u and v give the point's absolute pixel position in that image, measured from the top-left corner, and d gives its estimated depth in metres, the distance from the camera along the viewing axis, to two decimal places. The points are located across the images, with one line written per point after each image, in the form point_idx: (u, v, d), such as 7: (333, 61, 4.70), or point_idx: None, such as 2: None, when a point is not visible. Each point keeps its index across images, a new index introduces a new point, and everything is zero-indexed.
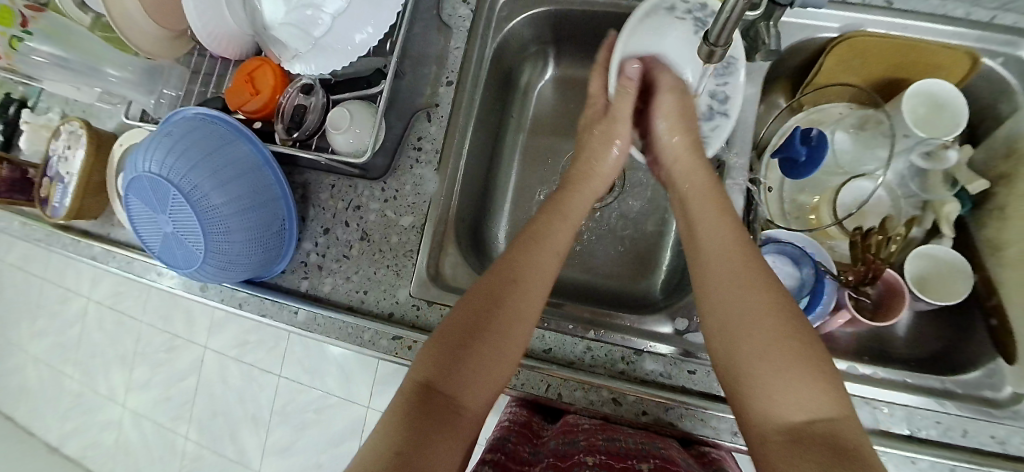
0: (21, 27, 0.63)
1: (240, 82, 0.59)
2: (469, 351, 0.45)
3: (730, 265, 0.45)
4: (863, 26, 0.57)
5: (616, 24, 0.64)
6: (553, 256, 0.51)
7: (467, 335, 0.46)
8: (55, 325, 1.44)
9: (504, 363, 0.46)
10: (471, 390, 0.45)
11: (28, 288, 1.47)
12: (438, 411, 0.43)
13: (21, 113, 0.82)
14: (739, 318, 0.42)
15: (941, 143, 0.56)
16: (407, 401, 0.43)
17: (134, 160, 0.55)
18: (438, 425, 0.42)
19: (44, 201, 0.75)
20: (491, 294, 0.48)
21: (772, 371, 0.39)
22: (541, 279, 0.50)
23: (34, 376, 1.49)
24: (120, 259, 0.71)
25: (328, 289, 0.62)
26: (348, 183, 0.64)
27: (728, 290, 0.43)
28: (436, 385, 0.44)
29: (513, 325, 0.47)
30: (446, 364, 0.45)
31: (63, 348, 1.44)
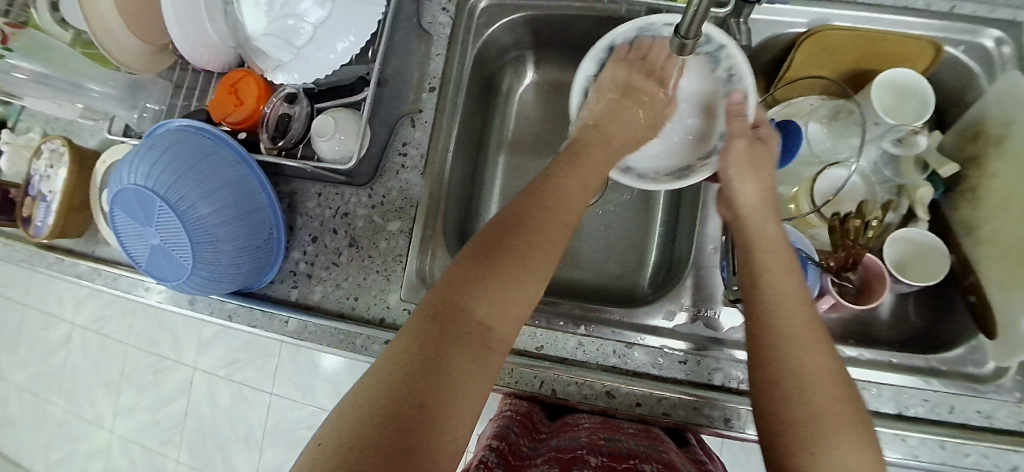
0: None
1: (223, 94, 0.59)
2: (500, 272, 0.43)
3: (789, 321, 0.42)
4: (831, 19, 0.59)
5: (594, 26, 0.65)
6: (582, 190, 0.50)
7: (497, 256, 0.43)
8: (38, 351, 1.41)
9: (533, 284, 0.44)
10: (500, 315, 0.42)
11: (10, 316, 1.44)
12: (465, 328, 0.40)
13: None
14: (800, 371, 0.39)
15: (910, 129, 0.58)
16: (428, 317, 0.40)
17: (120, 173, 0.55)
18: (463, 342, 0.39)
19: (26, 221, 0.74)
20: (522, 217, 0.46)
21: (824, 430, 0.37)
22: (575, 208, 0.49)
23: (17, 405, 1.45)
24: (106, 276, 0.70)
25: (318, 297, 0.62)
26: (334, 191, 0.65)
27: (784, 341, 0.41)
28: (460, 301, 0.41)
29: (545, 248, 0.45)
30: (475, 282, 0.42)
31: (47, 375, 1.41)
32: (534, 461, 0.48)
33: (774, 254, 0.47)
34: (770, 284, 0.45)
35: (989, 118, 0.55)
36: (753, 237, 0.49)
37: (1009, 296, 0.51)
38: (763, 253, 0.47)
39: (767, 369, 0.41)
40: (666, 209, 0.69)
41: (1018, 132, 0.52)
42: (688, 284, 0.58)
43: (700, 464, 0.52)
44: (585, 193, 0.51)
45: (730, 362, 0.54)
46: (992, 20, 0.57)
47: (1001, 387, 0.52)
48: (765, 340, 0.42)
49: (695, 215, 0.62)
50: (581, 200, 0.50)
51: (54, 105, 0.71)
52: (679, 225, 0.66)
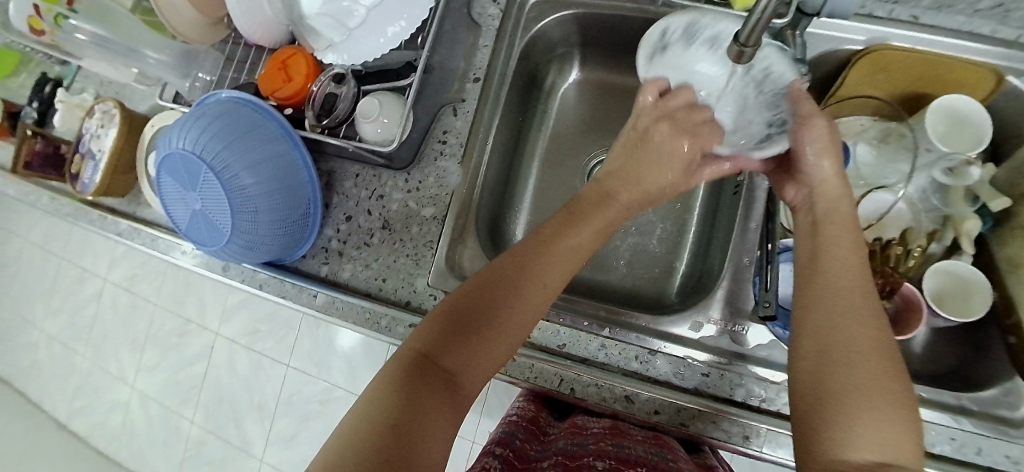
0: (65, 5, 0.64)
1: (274, 70, 0.60)
2: (476, 333, 0.44)
3: (845, 300, 0.42)
4: (890, 39, 0.57)
5: (642, 29, 0.65)
6: (578, 248, 0.49)
7: (476, 315, 0.45)
8: (70, 303, 1.47)
9: (503, 348, 0.45)
10: (471, 370, 0.44)
11: (47, 267, 1.50)
12: (436, 382, 0.42)
13: (56, 91, 0.84)
14: (849, 346, 0.39)
15: (964, 159, 0.56)
16: (404, 368, 0.42)
17: (169, 139, 0.57)
18: (432, 397, 0.41)
19: (75, 177, 0.77)
20: (506, 277, 0.46)
21: (865, 407, 0.37)
22: (564, 268, 0.48)
23: (47, 353, 1.51)
24: (145, 237, 0.73)
25: (347, 275, 0.63)
26: (372, 173, 0.65)
27: (839, 317, 0.41)
28: (435, 359, 0.43)
29: (525, 310, 0.46)
30: (451, 339, 0.44)
31: (77, 327, 1.46)
32: (541, 462, 0.49)
33: (840, 231, 0.46)
34: (832, 261, 0.44)
35: None
36: (822, 215, 0.47)
37: None
38: (826, 229, 0.46)
39: (817, 341, 0.41)
40: (700, 219, 0.68)
41: None
42: (716, 297, 0.58)
43: None
44: (577, 260, 0.49)
45: (754, 379, 0.53)
46: None
47: None
48: (816, 316, 0.42)
49: (730, 228, 0.61)
50: (574, 260, 0.49)
51: (111, 67, 0.73)
52: (712, 236, 0.65)
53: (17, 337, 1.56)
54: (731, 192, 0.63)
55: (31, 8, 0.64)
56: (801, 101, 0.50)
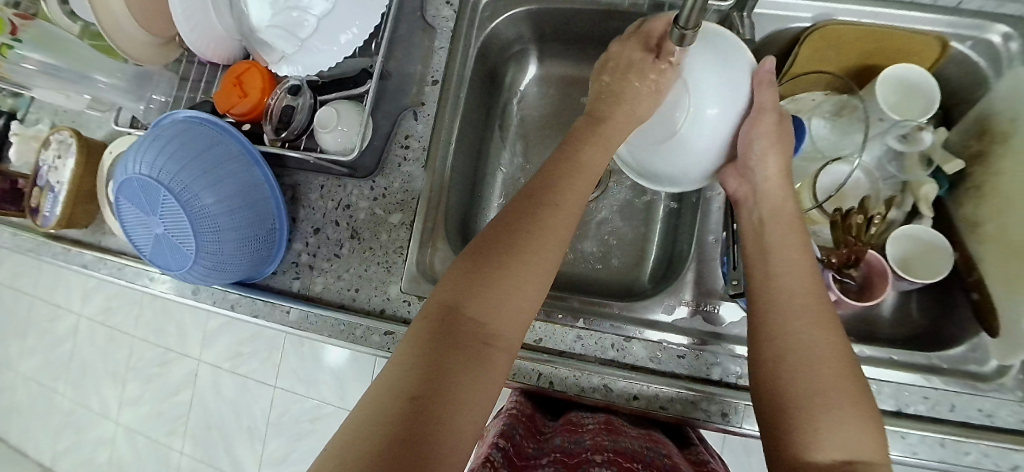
0: (10, 34, 0.63)
1: (228, 86, 0.60)
2: (501, 276, 0.42)
3: (794, 299, 0.43)
4: (837, 15, 0.59)
5: (596, 22, 0.65)
6: (585, 176, 0.48)
7: (495, 259, 0.43)
8: (46, 342, 1.43)
9: (532, 285, 0.43)
10: (501, 315, 0.41)
11: (18, 306, 1.46)
12: (466, 333, 0.40)
13: (10, 125, 0.82)
14: (804, 348, 0.40)
15: (916, 125, 0.57)
16: (432, 323, 0.41)
17: (125, 163, 0.56)
18: (465, 349, 0.39)
19: (34, 211, 0.75)
20: (519, 214, 0.45)
21: (824, 407, 0.38)
22: (578, 197, 0.47)
23: (25, 394, 1.47)
24: (112, 266, 0.71)
25: (320, 288, 0.63)
26: (337, 183, 0.65)
27: (792, 319, 0.42)
28: (461, 306, 0.41)
29: (546, 242, 0.44)
30: (475, 286, 0.42)
31: (55, 365, 1.43)
32: (539, 461, 0.49)
33: (784, 229, 0.48)
34: (778, 265, 0.45)
35: (996, 114, 0.55)
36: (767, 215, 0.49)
37: (1011, 293, 0.51)
38: (773, 230, 0.48)
39: (773, 344, 0.42)
40: (668, 204, 0.69)
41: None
42: (687, 278, 0.58)
43: (700, 463, 0.52)
44: (590, 184, 0.49)
45: (729, 357, 0.53)
46: (1001, 14, 0.56)
47: (1004, 385, 0.51)
48: (769, 320, 0.43)
49: (697, 210, 0.62)
50: (586, 183, 0.48)
51: (61, 95, 0.72)
52: (680, 219, 0.65)
53: None
54: None
55: None
56: (761, 88, 0.48)
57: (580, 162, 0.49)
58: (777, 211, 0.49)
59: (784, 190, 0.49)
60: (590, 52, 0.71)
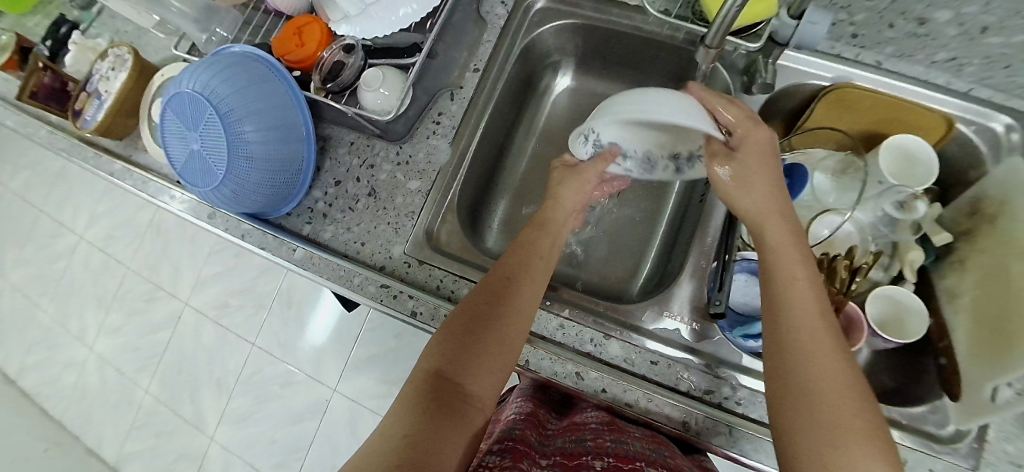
0: None
1: (289, 33, 0.65)
2: (477, 347, 0.49)
3: (798, 325, 0.43)
4: (855, 79, 0.64)
5: (633, 45, 0.70)
6: (543, 261, 0.55)
7: (468, 338, 0.49)
8: (42, 256, 1.46)
9: (506, 353, 0.49)
10: (479, 378, 0.48)
11: (25, 217, 1.49)
12: (446, 398, 0.46)
13: (71, 34, 0.85)
14: (801, 366, 0.42)
15: (911, 193, 0.61)
16: (419, 387, 0.47)
17: (179, 81, 0.60)
18: (447, 414, 0.45)
19: (77, 113, 0.78)
20: (492, 293, 0.52)
21: (826, 428, 0.39)
22: (541, 279, 0.54)
23: (7, 303, 1.49)
24: (137, 179, 0.75)
25: (328, 236, 0.65)
26: (366, 143, 0.68)
27: (794, 337, 0.43)
28: (446, 374, 0.47)
29: (516, 318, 0.51)
30: (456, 357, 0.48)
31: (44, 280, 1.45)
32: (540, 458, 0.51)
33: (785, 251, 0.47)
34: (785, 284, 0.46)
35: (987, 196, 0.59)
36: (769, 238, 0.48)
37: (978, 362, 0.53)
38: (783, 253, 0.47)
39: (775, 360, 0.43)
40: (670, 226, 0.72)
41: (1011, 210, 0.55)
42: (674, 293, 0.61)
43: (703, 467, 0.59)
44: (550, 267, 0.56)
45: (698, 371, 0.56)
46: (1007, 108, 0.60)
47: (958, 451, 0.52)
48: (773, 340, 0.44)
49: (694, 233, 0.65)
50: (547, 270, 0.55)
51: (134, 11, 0.73)
52: (678, 241, 0.68)
53: None
54: (699, 199, 0.67)
55: None
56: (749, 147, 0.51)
57: (540, 247, 0.56)
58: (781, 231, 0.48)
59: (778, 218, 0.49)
60: (624, 75, 0.76)
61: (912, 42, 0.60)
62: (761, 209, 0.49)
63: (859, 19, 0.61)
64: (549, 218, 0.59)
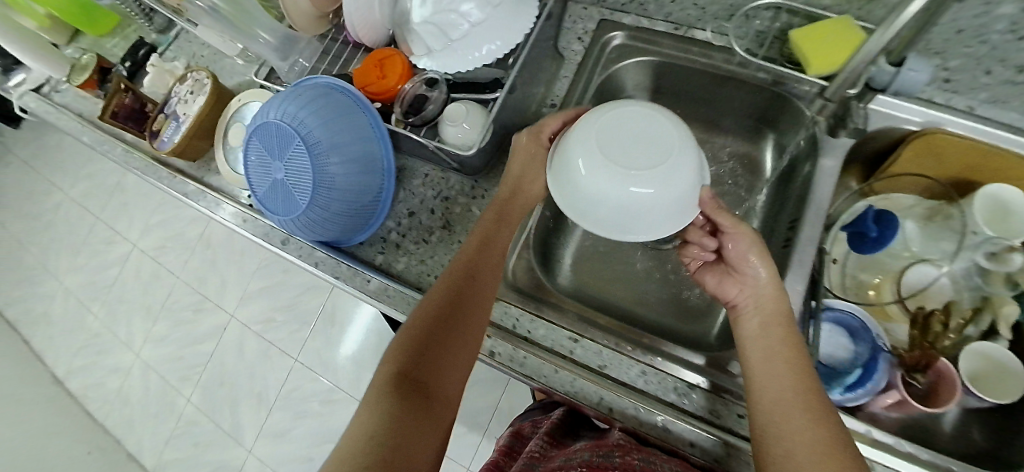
0: None
1: (369, 66, 0.65)
2: (438, 342, 0.48)
3: (777, 390, 0.46)
4: (944, 124, 0.61)
5: (707, 84, 0.69)
6: (500, 252, 0.56)
7: (430, 334, 0.49)
8: (98, 263, 1.53)
9: (468, 345, 0.50)
10: (440, 377, 0.47)
11: (84, 225, 1.57)
12: (415, 393, 0.44)
13: (149, 56, 0.89)
14: (787, 425, 0.43)
15: (1006, 245, 0.59)
16: (384, 385, 0.45)
17: (265, 110, 0.61)
18: (417, 408, 0.43)
19: (153, 134, 0.80)
20: (453, 292, 0.51)
21: None
22: (495, 276, 0.55)
23: (60, 305, 1.55)
24: (209, 201, 0.77)
25: (401, 267, 0.65)
26: (441, 176, 0.68)
27: (771, 401, 0.45)
28: (411, 372, 0.46)
29: (473, 318, 0.51)
30: (419, 354, 0.47)
31: (98, 286, 1.51)
32: None
33: (762, 325, 0.50)
34: (768, 357, 0.48)
35: None
36: (756, 308, 0.51)
37: None
38: (771, 336, 0.49)
39: (763, 427, 0.45)
40: None
41: None
42: None
43: None
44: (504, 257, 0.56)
45: None
46: None
47: None
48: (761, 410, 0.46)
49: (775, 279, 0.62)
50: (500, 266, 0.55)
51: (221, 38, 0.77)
52: None
53: (36, 287, 1.61)
54: (781, 244, 0.63)
55: None
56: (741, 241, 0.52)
57: (499, 241, 0.56)
58: (761, 303, 0.51)
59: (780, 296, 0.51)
60: (696, 111, 0.75)
61: (1007, 90, 0.57)
62: (774, 295, 0.51)
63: (953, 65, 0.59)
64: (506, 208, 0.58)
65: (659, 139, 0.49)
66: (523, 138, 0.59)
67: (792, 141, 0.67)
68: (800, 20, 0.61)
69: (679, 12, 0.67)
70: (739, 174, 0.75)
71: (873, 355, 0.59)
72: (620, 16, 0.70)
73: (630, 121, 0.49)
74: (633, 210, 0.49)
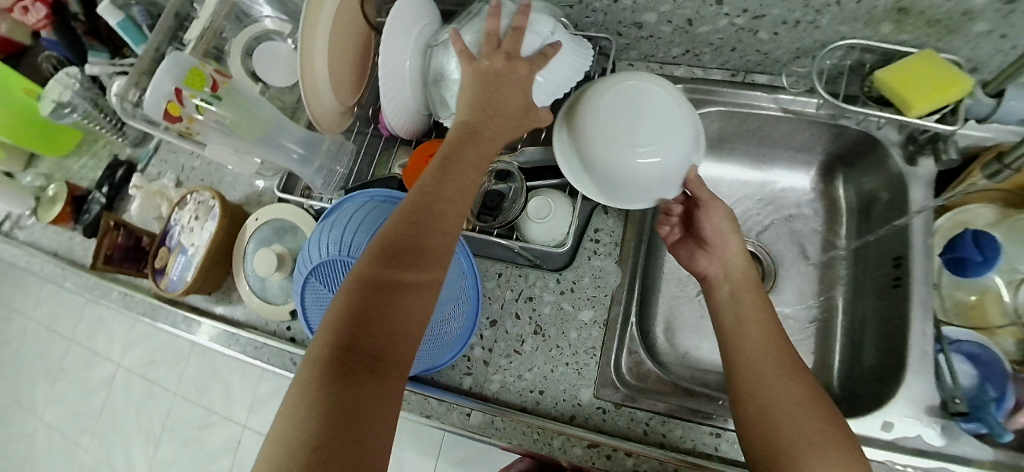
0: (211, 91, 0.58)
1: (421, 165, 0.57)
2: (384, 306, 0.41)
3: (757, 348, 0.47)
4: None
5: (772, 125, 0.67)
6: (456, 191, 0.46)
7: (373, 298, 0.41)
8: (76, 390, 1.36)
9: (420, 307, 0.43)
10: (394, 342, 0.41)
11: (54, 350, 1.41)
12: (361, 369, 0.38)
13: (130, 174, 0.87)
14: (763, 374, 0.45)
15: None
16: (323, 362, 0.38)
17: (320, 245, 0.53)
18: (362, 386, 0.38)
19: (158, 272, 0.73)
20: (401, 237, 0.43)
21: (805, 444, 0.41)
22: (458, 209, 0.46)
23: (43, 444, 1.39)
24: (245, 343, 0.69)
25: (496, 387, 0.58)
26: (517, 272, 0.61)
27: (754, 354, 0.47)
28: (355, 345, 0.39)
29: (424, 268, 0.43)
30: (361, 322, 0.40)
31: (83, 416, 1.35)
32: None
33: (743, 291, 0.52)
34: (748, 318, 0.50)
35: None
36: (733, 281, 0.53)
37: None
38: (743, 299, 0.51)
39: (745, 383, 0.46)
40: (848, 307, 0.66)
41: None
42: (880, 395, 0.56)
43: None
44: (465, 199, 0.47)
45: None
46: None
47: None
48: (750, 369, 0.46)
49: (883, 319, 0.60)
50: (465, 197, 0.47)
51: (237, 156, 0.65)
52: (865, 328, 0.63)
53: (13, 427, 1.44)
54: (890, 284, 0.60)
55: (172, 91, 0.55)
56: (712, 213, 0.55)
57: (461, 171, 0.47)
58: (734, 271, 0.53)
59: (747, 265, 0.54)
60: (755, 150, 0.72)
61: None
62: (738, 263, 0.54)
63: None
64: (462, 145, 0.48)
65: (664, 114, 0.52)
66: (480, 62, 0.50)
67: (871, 173, 0.65)
68: (873, 55, 0.58)
69: (738, 60, 0.64)
70: (808, 207, 0.73)
71: (1003, 396, 0.53)
72: (671, 68, 0.68)
73: (621, 101, 0.52)
74: (627, 180, 0.52)
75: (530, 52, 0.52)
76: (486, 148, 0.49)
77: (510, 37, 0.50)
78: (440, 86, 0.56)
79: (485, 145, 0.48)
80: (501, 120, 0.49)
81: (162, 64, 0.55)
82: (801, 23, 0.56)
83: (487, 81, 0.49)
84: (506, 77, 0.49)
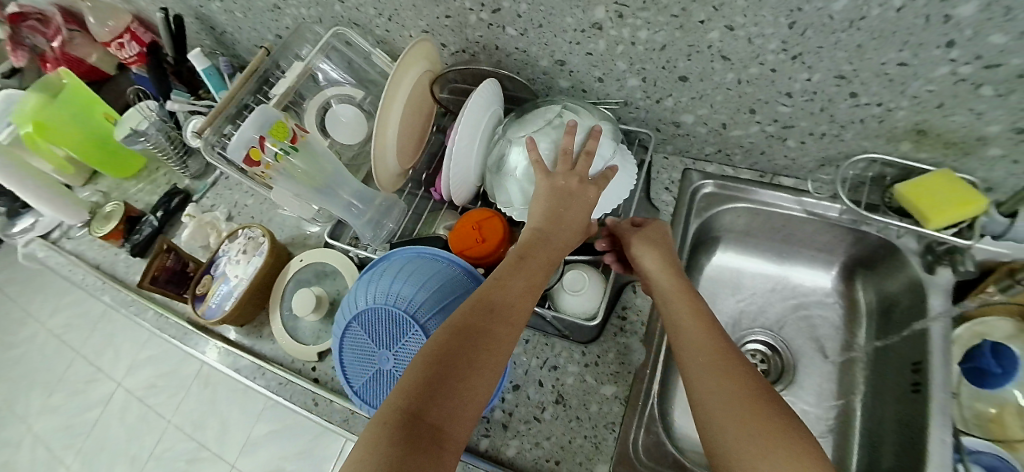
0: (290, 141, 0.63)
1: (467, 229, 0.62)
2: (452, 380, 0.42)
3: (697, 342, 0.49)
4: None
5: (795, 224, 0.71)
6: (526, 286, 0.50)
7: (443, 370, 0.43)
8: (74, 404, 1.37)
9: (482, 388, 0.44)
10: (456, 419, 0.41)
11: (61, 360, 1.42)
12: (424, 438, 0.39)
13: (184, 204, 0.93)
14: (696, 366, 0.47)
15: None
16: (391, 428, 0.39)
17: (368, 292, 0.57)
18: (423, 456, 0.38)
19: (198, 298, 0.76)
20: (474, 318, 0.46)
21: (743, 436, 0.41)
22: (525, 303, 0.50)
23: (26, 455, 1.37)
24: (270, 378, 0.71)
25: (512, 452, 0.58)
26: (544, 341, 0.64)
27: (692, 346, 0.49)
28: (421, 414, 0.40)
29: (493, 352, 0.45)
30: (429, 393, 0.41)
31: (74, 431, 1.34)
32: None
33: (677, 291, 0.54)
34: (683, 315, 0.51)
35: None
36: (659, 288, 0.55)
37: None
38: (677, 299, 0.53)
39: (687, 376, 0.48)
40: (865, 409, 0.67)
41: None
42: None
43: None
44: (532, 293, 0.50)
45: None
46: None
47: None
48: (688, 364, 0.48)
49: (900, 424, 0.60)
50: (534, 294, 0.51)
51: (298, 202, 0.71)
52: (882, 431, 0.63)
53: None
54: (909, 389, 0.60)
55: (257, 138, 0.60)
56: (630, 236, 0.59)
57: (530, 267, 0.52)
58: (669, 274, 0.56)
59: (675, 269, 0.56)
60: (778, 245, 0.76)
61: None
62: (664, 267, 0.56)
63: None
64: (532, 247, 0.53)
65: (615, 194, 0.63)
66: (556, 178, 0.56)
67: (892, 279, 0.68)
68: (894, 170, 0.62)
69: (767, 163, 0.69)
70: (828, 306, 0.75)
71: None
72: (703, 164, 0.73)
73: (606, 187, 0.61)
74: None
75: (595, 171, 0.59)
76: (554, 255, 0.54)
77: (583, 161, 0.56)
78: (496, 162, 0.63)
79: (553, 252, 0.54)
80: (567, 230, 0.54)
81: (252, 115, 0.60)
82: (827, 136, 0.61)
83: (560, 191, 0.55)
84: (577, 195, 0.55)
